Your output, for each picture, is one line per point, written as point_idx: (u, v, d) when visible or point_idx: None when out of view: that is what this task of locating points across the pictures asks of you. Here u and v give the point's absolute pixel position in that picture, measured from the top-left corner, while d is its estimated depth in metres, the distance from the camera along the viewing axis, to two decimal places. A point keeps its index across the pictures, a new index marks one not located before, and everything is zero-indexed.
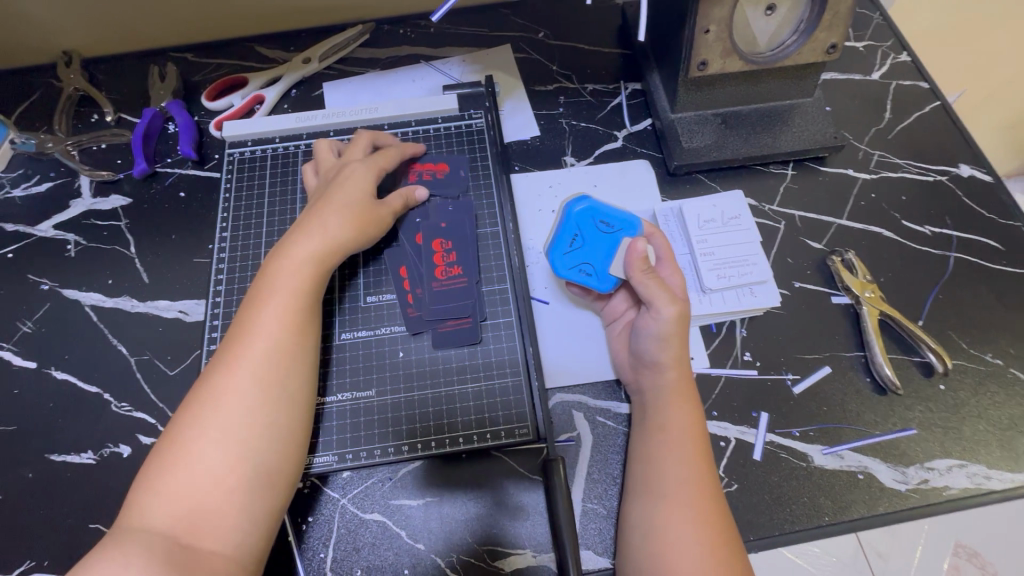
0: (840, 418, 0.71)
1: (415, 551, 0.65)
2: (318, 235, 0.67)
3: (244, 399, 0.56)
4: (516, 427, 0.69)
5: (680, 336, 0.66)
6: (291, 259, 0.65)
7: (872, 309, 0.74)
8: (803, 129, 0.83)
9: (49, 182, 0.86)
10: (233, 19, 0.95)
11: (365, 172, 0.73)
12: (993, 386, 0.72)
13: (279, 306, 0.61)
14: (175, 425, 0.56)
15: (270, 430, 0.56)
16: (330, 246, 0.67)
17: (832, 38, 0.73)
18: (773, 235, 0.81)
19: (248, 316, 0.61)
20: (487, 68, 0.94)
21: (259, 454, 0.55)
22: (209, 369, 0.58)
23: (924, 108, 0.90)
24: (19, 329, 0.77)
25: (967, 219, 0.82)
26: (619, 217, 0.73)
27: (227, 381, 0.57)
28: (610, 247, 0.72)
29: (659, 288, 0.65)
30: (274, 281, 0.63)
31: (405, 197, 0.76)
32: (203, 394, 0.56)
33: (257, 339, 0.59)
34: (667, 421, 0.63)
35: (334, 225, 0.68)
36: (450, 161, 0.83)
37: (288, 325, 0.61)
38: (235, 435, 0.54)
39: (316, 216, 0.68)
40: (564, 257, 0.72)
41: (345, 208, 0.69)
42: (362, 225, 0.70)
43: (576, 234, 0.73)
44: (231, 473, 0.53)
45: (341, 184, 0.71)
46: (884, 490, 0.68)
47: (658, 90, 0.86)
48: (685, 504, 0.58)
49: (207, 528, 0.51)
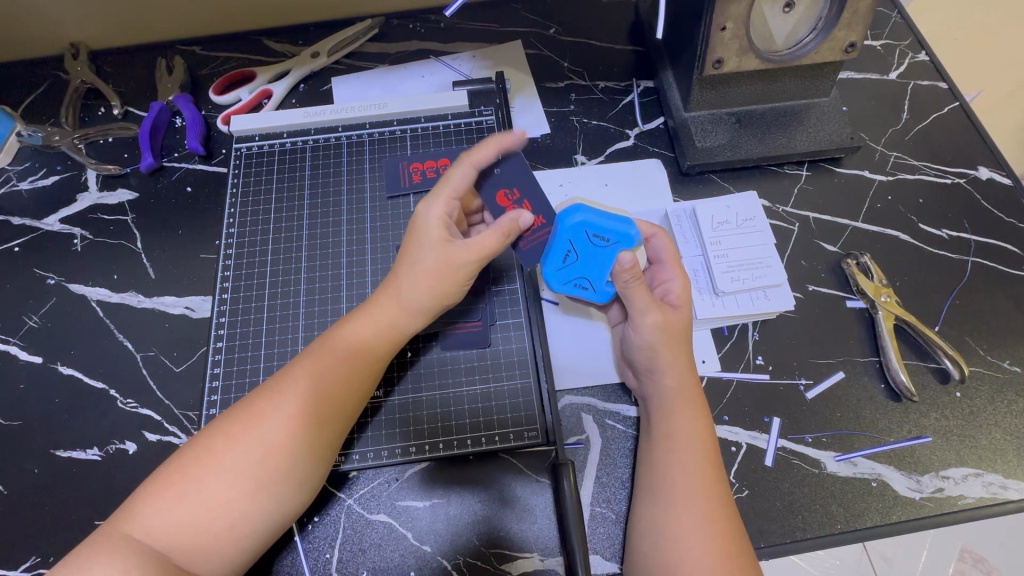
0: (853, 424, 0.69)
1: (420, 552, 0.64)
2: (405, 296, 0.62)
3: (290, 462, 0.54)
4: (525, 430, 0.69)
5: (666, 342, 0.64)
6: (371, 320, 0.62)
7: (888, 313, 0.73)
8: (818, 130, 0.81)
9: (56, 176, 0.85)
10: (239, 11, 0.94)
11: (436, 212, 0.64)
12: (1011, 394, 0.71)
13: (347, 370, 0.59)
14: (207, 447, 0.53)
15: (298, 488, 0.55)
16: (408, 310, 0.62)
17: (851, 37, 0.71)
18: (787, 237, 0.80)
19: (316, 369, 0.58)
20: (498, 64, 0.93)
21: (275, 510, 0.54)
22: (262, 405, 0.55)
23: (942, 110, 0.88)
24: (25, 324, 0.77)
25: (986, 223, 0.80)
26: (615, 230, 0.65)
27: (280, 436, 0.54)
28: (604, 261, 0.66)
29: (638, 298, 0.64)
30: (350, 338, 0.61)
31: (504, 232, 0.63)
32: (249, 432, 0.54)
33: (317, 397, 0.56)
34: (673, 430, 0.62)
35: (415, 286, 0.62)
36: (450, 155, 0.82)
37: (349, 389, 0.59)
38: (266, 491, 0.53)
39: (402, 271, 0.63)
40: (558, 273, 0.69)
41: (429, 266, 0.62)
42: (445, 288, 0.63)
43: (568, 248, 0.67)
44: (246, 524, 0.52)
45: (427, 236, 0.63)
46: (898, 498, 0.66)
47: (671, 88, 0.85)
48: (693, 513, 0.57)
49: (202, 559, 0.51)
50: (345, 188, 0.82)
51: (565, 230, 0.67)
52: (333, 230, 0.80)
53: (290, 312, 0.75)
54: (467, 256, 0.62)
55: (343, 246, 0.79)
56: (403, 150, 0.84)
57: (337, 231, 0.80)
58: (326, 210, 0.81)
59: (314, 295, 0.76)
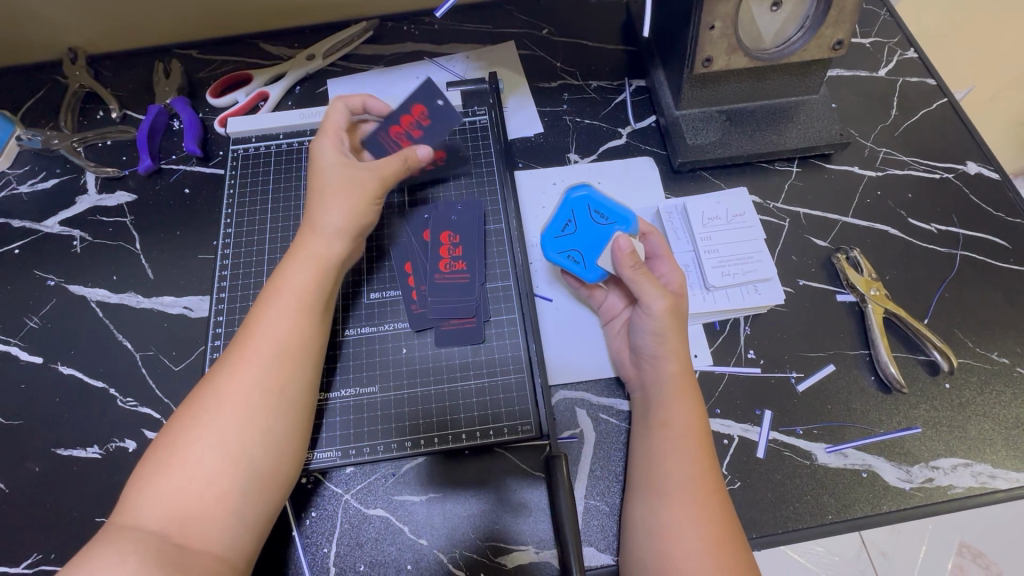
0: (843, 416, 0.70)
1: (417, 546, 0.65)
2: (327, 230, 0.66)
3: (243, 404, 0.56)
4: (519, 424, 0.69)
5: (676, 329, 0.66)
6: (299, 261, 0.64)
7: (877, 306, 0.74)
8: (809, 126, 0.82)
9: (55, 179, 0.86)
10: (236, 16, 0.95)
11: (329, 142, 0.71)
12: (999, 385, 0.71)
13: (284, 310, 0.61)
14: (175, 422, 0.56)
15: (268, 437, 0.56)
16: (332, 241, 0.66)
17: (838, 34, 0.72)
18: (779, 233, 0.81)
19: (256, 319, 0.61)
20: (491, 65, 0.94)
21: (253, 462, 0.55)
22: (212, 369, 0.59)
23: (931, 105, 0.89)
24: (26, 325, 0.78)
25: (974, 216, 0.81)
26: (614, 211, 0.73)
27: (228, 384, 0.57)
28: (601, 236, 0.72)
29: (646, 284, 0.65)
30: (282, 283, 0.63)
31: (403, 158, 0.73)
32: (203, 393, 0.57)
33: (262, 340, 0.59)
34: (672, 417, 0.62)
35: (334, 214, 0.67)
36: (421, 98, 0.73)
37: (293, 323, 0.61)
38: (231, 439, 0.54)
39: (317, 206, 0.68)
40: (554, 241, 0.73)
41: (343, 193, 0.68)
42: (361, 209, 0.68)
43: (569, 219, 0.74)
44: (226, 480, 0.53)
45: (328, 165, 0.69)
46: (888, 489, 0.67)
47: (663, 87, 0.86)
48: (688, 499, 0.58)
49: (197, 530, 0.51)
50: None
51: (569, 202, 0.75)
52: None
53: None
54: (372, 174, 0.70)
55: None
56: None
57: None
58: None
59: None
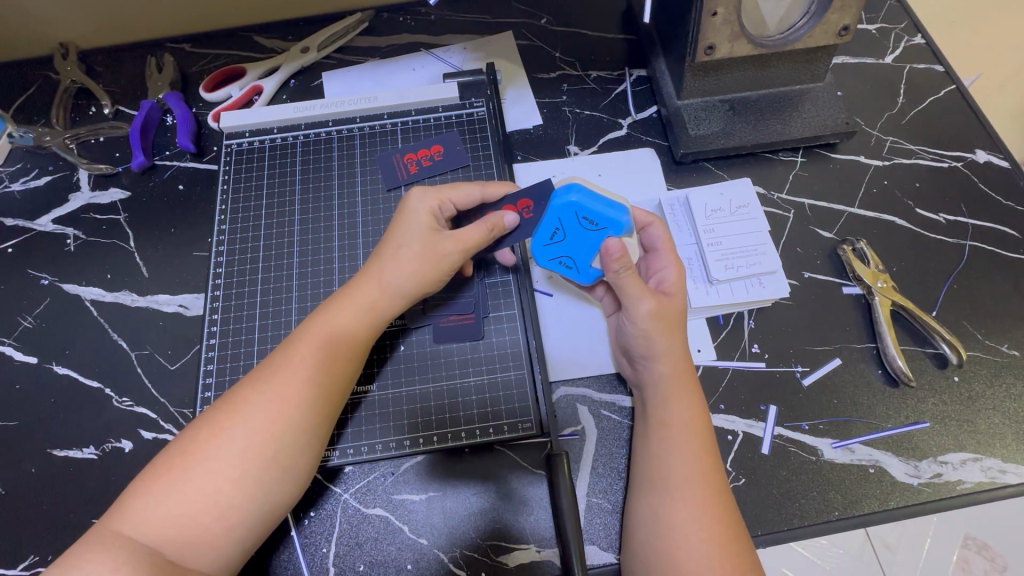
0: (850, 411, 0.69)
1: (417, 546, 0.64)
2: (381, 275, 0.62)
3: (275, 448, 0.54)
4: (519, 422, 0.68)
5: (664, 327, 0.63)
6: (353, 305, 0.61)
7: (884, 300, 0.72)
8: (813, 116, 0.81)
9: (47, 176, 0.85)
10: (229, 9, 0.94)
11: (427, 203, 0.65)
12: (1010, 378, 0.70)
13: (328, 355, 0.59)
14: (194, 440, 0.54)
15: (286, 477, 0.55)
16: (392, 296, 0.62)
17: (844, 20, 0.70)
18: (783, 225, 0.79)
19: (299, 355, 0.58)
20: (489, 56, 0.92)
21: (266, 499, 0.54)
22: (246, 394, 0.56)
23: (939, 93, 0.87)
24: (20, 325, 0.77)
25: (984, 206, 0.79)
26: (607, 216, 0.63)
27: (263, 421, 0.54)
28: (592, 244, 0.65)
29: (633, 290, 0.62)
30: (330, 326, 0.60)
31: (490, 227, 0.64)
32: (233, 423, 0.54)
33: (304, 382, 0.57)
34: (671, 417, 0.61)
35: (399, 269, 0.62)
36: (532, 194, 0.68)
37: (335, 367, 0.59)
38: (251, 478, 0.53)
39: (384, 254, 0.63)
40: (543, 249, 0.68)
41: (414, 250, 0.63)
42: (429, 274, 0.63)
43: (556, 226, 0.66)
44: (237, 513, 0.52)
45: (414, 224, 0.64)
46: (896, 484, 0.66)
47: (664, 77, 0.84)
48: (689, 497, 0.56)
49: (193, 552, 0.50)
50: (336, 183, 0.82)
51: (553, 210, 0.65)
52: (325, 225, 0.79)
53: (282, 307, 0.75)
54: (454, 247, 0.63)
55: (335, 240, 0.78)
56: (395, 143, 0.84)
57: (329, 226, 0.79)
58: (317, 206, 0.80)
59: (307, 290, 0.75)
